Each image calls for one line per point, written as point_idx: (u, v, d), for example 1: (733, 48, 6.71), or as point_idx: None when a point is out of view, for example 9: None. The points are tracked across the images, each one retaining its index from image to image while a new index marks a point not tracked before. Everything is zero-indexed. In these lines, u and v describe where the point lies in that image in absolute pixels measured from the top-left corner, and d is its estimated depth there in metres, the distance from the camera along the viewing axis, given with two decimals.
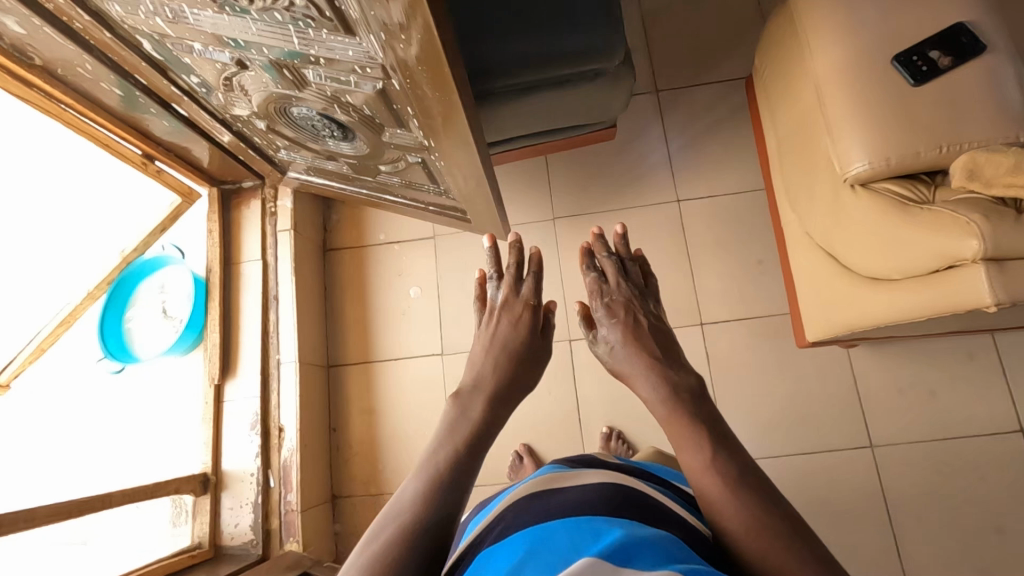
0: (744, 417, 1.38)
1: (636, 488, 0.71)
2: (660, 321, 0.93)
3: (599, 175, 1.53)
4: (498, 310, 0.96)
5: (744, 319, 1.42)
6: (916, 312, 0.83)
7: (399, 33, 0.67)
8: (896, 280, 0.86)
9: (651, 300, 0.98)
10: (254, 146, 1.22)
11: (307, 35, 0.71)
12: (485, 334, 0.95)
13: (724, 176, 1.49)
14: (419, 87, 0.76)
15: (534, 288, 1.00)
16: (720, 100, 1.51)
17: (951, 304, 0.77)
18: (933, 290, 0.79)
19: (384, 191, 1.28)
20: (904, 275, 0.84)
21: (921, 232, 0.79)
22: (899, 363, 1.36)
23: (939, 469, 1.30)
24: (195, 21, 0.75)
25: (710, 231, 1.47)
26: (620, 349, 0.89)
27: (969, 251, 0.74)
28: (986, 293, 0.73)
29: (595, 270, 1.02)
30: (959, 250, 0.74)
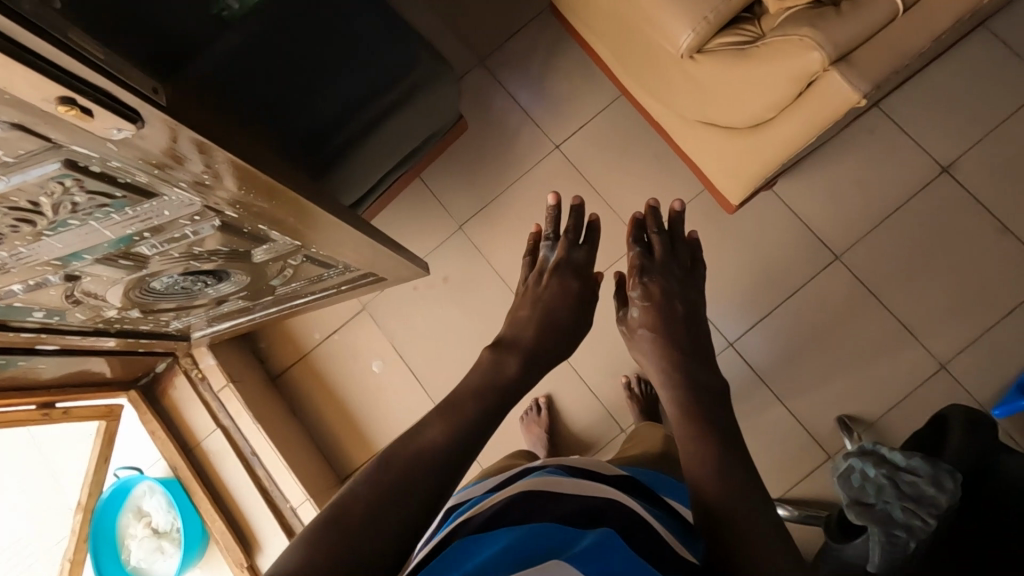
0: (722, 296, 1.40)
1: (609, 492, 0.65)
2: (696, 307, 0.95)
3: (475, 164, 1.51)
4: (551, 270, 0.97)
5: None
6: (805, 136, 0.85)
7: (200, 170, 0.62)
8: (775, 118, 0.88)
9: (692, 288, 0.99)
10: (144, 333, 1.13)
11: (113, 224, 0.65)
12: (533, 290, 0.95)
13: (582, 101, 1.49)
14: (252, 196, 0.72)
15: (590, 256, 1.01)
16: (539, 37, 1.50)
17: (830, 114, 0.80)
18: (808, 112, 0.81)
19: (291, 298, 1.22)
20: (778, 111, 0.86)
21: (768, 66, 0.80)
22: (822, 173, 1.40)
23: (900, 242, 1.36)
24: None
25: (599, 156, 1.47)
26: (654, 330, 0.91)
27: (825, 63, 0.75)
28: (860, 86, 0.75)
29: (642, 243, 1.03)
30: (808, 67, 0.76)
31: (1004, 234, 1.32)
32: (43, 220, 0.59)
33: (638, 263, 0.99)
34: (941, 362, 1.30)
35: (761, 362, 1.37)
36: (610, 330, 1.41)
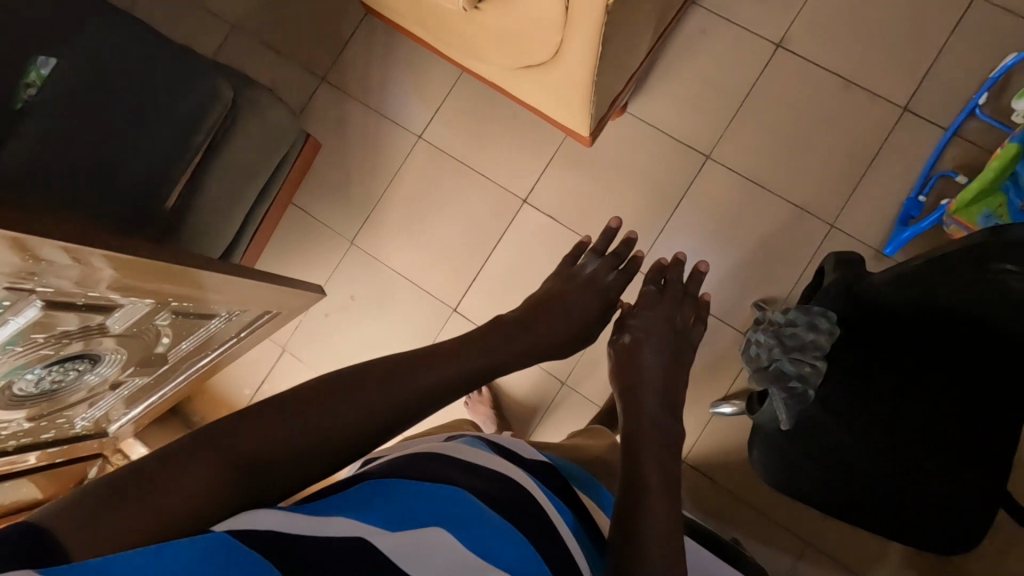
0: (617, 226, 1.42)
1: (516, 472, 0.69)
2: (679, 352, 1.02)
3: (349, 178, 1.51)
4: (581, 274, 1.06)
5: (547, 165, 1.45)
6: (594, 44, 0.85)
7: None
8: (565, 38, 0.88)
9: (685, 338, 1.05)
10: (53, 441, 1.08)
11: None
12: (560, 287, 1.04)
13: (429, 87, 1.50)
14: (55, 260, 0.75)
15: (621, 281, 1.08)
16: (371, 42, 1.53)
17: (596, 15, 0.78)
18: (582, 20, 0.80)
19: (191, 361, 1.21)
20: (563, 32, 0.86)
21: None
22: (669, 82, 1.43)
23: (759, 124, 1.40)
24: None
25: (461, 133, 1.48)
26: (637, 363, 0.97)
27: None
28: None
29: (656, 285, 1.11)
30: None
31: (848, 87, 1.38)
32: None
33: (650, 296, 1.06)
34: (830, 223, 1.35)
35: None
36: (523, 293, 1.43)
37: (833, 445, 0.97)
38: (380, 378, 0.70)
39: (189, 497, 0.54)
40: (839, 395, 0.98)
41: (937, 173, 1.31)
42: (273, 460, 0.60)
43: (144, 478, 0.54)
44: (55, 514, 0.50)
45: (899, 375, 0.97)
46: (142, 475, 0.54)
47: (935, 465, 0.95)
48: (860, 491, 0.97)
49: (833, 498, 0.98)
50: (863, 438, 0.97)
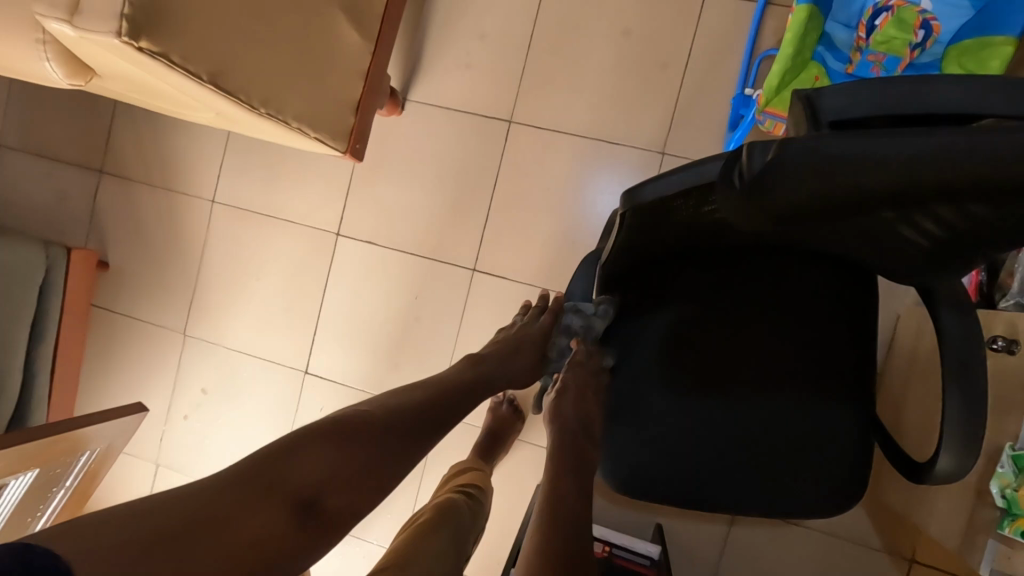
0: (440, 230, 1.26)
1: None
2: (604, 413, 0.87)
3: (160, 269, 1.39)
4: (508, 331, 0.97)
5: (348, 188, 1.29)
6: (196, 87, 0.70)
7: None
8: (175, 87, 0.73)
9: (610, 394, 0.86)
10: None
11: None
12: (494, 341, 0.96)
13: (203, 146, 1.35)
14: None
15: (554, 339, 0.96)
16: (132, 118, 1.38)
17: (149, 60, 0.63)
18: (148, 66, 0.66)
19: (24, 527, 1.13)
20: (160, 82, 0.71)
21: (78, 48, 0.66)
22: (445, 52, 1.25)
23: (556, 66, 1.21)
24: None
25: (251, 184, 1.33)
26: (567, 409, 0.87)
27: (75, 30, 0.60)
28: (110, 13, 0.58)
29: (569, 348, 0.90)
30: (72, 34, 0.61)
31: None
32: None
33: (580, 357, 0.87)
34: (660, 150, 1.17)
35: (511, 267, 1.24)
36: (370, 331, 1.30)
37: (672, 426, 0.82)
38: (360, 436, 0.57)
39: (245, 540, 0.46)
40: (660, 369, 0.83)
41: (760, 54, 1.11)
42: (322, 491, 0.52)
43: (199, 515, 0.46)
44: (81, 553, 0.41)
45: (796, 335, 0.80)
46: (192, 514, 0.46)
47: (791, 409, 0.80)
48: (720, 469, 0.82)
49: (695, 486, 0.82)
50: (700, 408, 0.82)
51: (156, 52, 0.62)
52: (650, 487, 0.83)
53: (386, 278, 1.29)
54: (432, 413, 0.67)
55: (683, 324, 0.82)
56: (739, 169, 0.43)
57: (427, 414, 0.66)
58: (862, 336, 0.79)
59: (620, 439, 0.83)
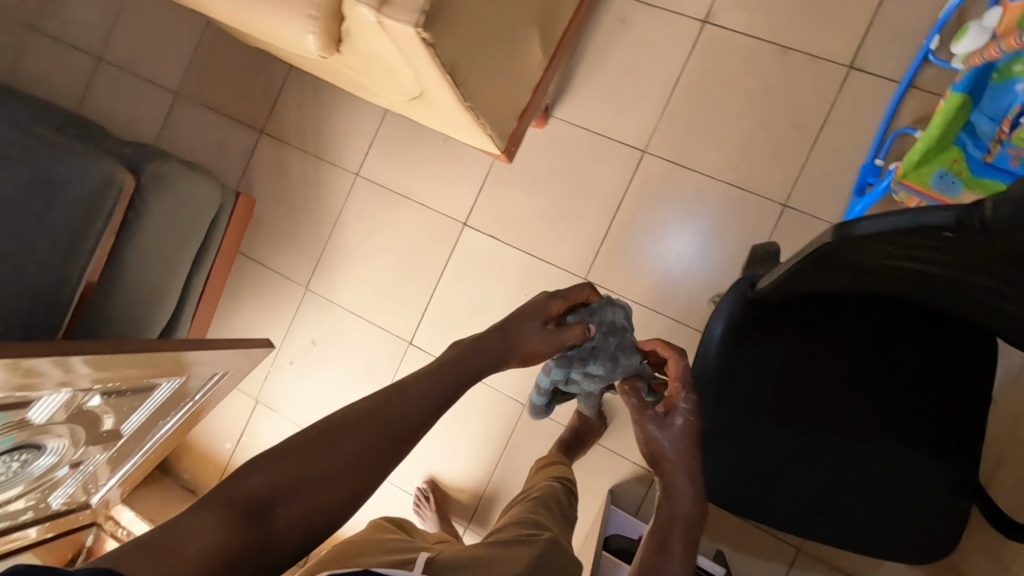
0: (559, 236, 1.37)
1: None
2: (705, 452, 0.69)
3: (297, 226, 1.53)
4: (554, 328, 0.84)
5: (482, 183, 1.41)
6: (440, 78, 0.81)
7: None
8: (417, 74, 0.85)
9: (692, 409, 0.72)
10: (30, 520, 1.19)
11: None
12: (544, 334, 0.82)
13: (358, 125, 1.50)
14: None
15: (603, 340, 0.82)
16: (301, 89, 1.55)
17: (421, 50, 0.75)
18: (415, 55, 0.77)
19: (154, 429, 1.25)
20: (410, 67, 0.83)
21: (359, 31, 0.79)
22: (596, 79, 1.37)
23: (697, 110, 1.31)
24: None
25: (396, 165, 1.47)
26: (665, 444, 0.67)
27: (375, 17, 0.72)
28: (413, 8, 0.70)
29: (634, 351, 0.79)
30: (370, 21, 0.74)
31: (785, 55, 1.27)
32: None
33: (682, 398, 0.68)
34: (782, 202, 1.26)
35: (620, 282, 1.33)
36: (476, 317, 1.40)
37: (764, 451, 0.87)
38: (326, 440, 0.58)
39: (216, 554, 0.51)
40: (777, 395, 0.87)
41: (894, 130, 1.19)
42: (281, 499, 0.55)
43: (175, 528, 0.51)
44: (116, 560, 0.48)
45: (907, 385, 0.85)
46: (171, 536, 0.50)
47: (877, 455, 0.86)
48: (801, 497, 0.87)
49: (782, 508, 0.88)
50: (795, 438, 0.87)
51: (431, 44, 0.73)
52: (737, 500, 0.89)
53: (502, 270, 1.39)
54: (414, 424, 0.61)
55: (803, 355, 0.87)
56: (972, 220, 0.49)
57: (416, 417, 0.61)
58: (972, 397, 0.84)
59: (711, 457, 0.87)
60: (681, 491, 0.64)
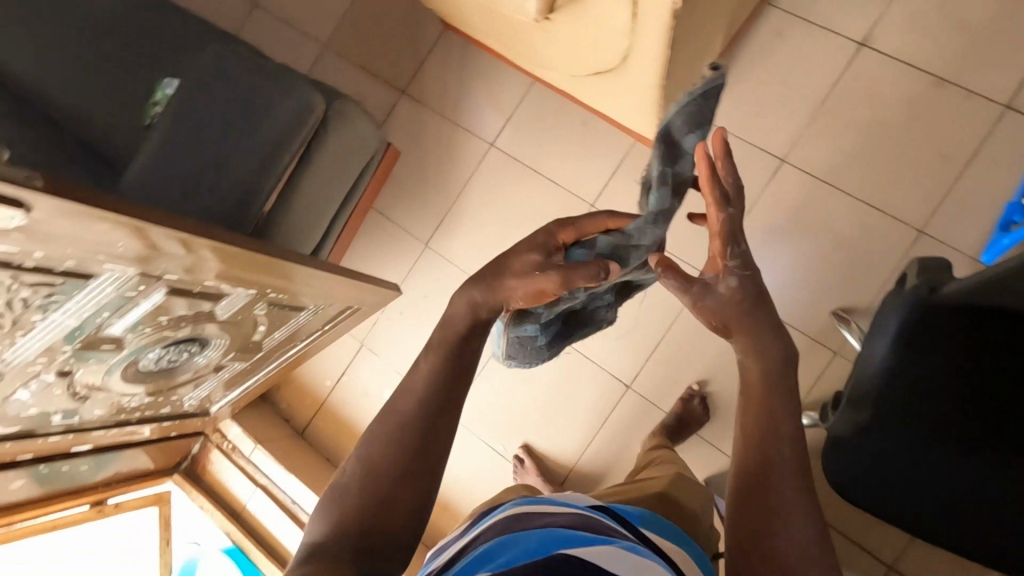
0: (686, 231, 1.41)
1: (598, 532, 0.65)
2: None
3: (425, 185, 1.60)
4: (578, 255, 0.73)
5: (616, 169, 1.46)
6: (661, 49, 0.87)
7: (122, 242, 0.70)
8: (632, 43, 0.91)
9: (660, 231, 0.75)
10: (165, 416, 1.25)
11: (83, 292, 0.74)
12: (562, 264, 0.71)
13: (500, 98, 1.55)
14: (186, 259, 0.80)
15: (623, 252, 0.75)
16: (447, 56, 1.61)
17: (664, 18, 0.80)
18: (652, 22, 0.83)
19: (286, 349, 1.30)
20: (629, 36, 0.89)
21: None
22: (745, 85, 1.40)
23: (842, 128, 1.34)
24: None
25: (532, 140, 1.52)
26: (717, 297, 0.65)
27: None
28: None
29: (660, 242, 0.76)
30: None
31: (941, 87, 1.29)
32: (8, 320, 0.70)
33: (728, 250, 0.65)
34: (919, 228, 1.28)
35: None
36: None
37: (912, 449, 0.83)
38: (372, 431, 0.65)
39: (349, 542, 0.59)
40: (943, 397, 0.82)
41: None
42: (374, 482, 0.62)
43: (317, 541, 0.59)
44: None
45: None
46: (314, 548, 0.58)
47: None
48: (922, 500, 0.84)
49: (908, 510, 0.85)
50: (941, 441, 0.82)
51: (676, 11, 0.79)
52: (862, 492, 0.87)
53: None
54: (434, 384, 0.66)
55: (984, 363, 0.81)
56: None
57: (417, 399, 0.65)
58: None
59: (845, 441, 0.87)
60: (782, 409, 0.61)
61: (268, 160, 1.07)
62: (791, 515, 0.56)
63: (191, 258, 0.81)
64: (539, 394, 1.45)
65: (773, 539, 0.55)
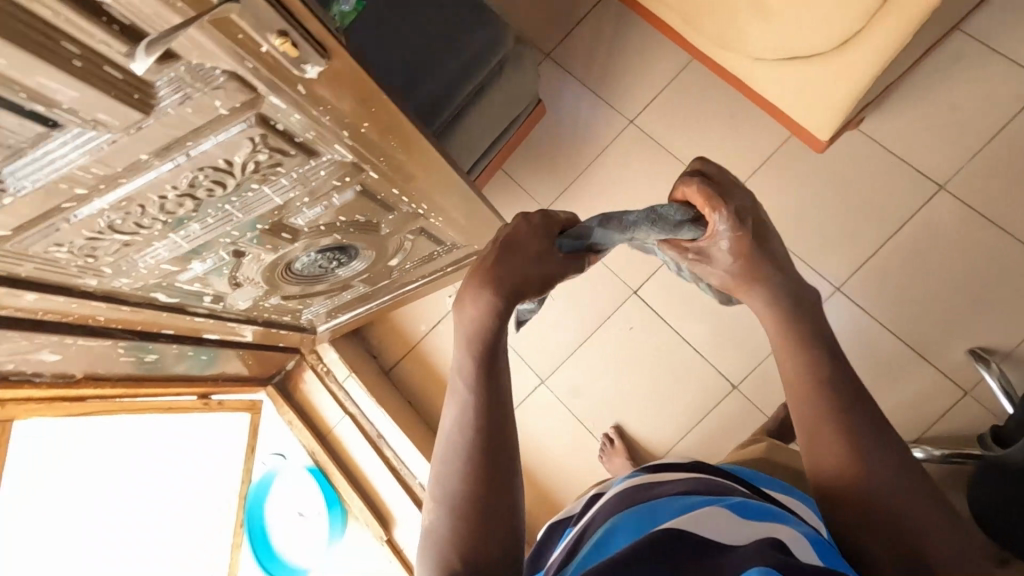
0: (823, 242, 1.37)
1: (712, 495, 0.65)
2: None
3: (554, 150, 1.57)
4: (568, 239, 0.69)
5: (759, 166, 1.42)
6: (891, 43, 0.91)
7: (359, 123, 0.69)
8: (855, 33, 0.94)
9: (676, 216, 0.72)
10: (282, 325, 1.26)
11: (292, 171, 0.73)
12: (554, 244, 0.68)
13: (649, 76, 1.52)
14: (395, 158, 0.79)
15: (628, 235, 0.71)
16: (599, 23, 1.56)
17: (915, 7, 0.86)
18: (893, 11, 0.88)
19: (404, 284, 1.32)
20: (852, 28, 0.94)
21: None
22: (913, 104, 1.35)
23: (1012, 165, 1.28)
24: (188, 196, 0.69)
25: (674, 123, 1.49)
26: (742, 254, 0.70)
27: None
28: None
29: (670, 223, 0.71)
30: None
31: None
32: (232, 181, 0.70)
33: (721, 209, 0.68)
34: None
35: (874, 303, 1.32)
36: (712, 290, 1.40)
37: None
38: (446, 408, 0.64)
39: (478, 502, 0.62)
40: None
41: None
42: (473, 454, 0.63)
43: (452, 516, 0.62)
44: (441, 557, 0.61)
45: None
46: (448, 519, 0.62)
47: None
48: None
49: None
50: None
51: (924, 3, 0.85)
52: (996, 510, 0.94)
53: None
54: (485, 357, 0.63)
55: None
56: None
57: (469, 369, 0.64)
58: None
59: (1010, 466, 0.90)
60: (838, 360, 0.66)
61: (453, 84, 1.02)
62: (875, 473, 0.59)
63: (396, 158, 0.79)
64: (638, 378, 1.43)
65: (858, 492, 0.59)
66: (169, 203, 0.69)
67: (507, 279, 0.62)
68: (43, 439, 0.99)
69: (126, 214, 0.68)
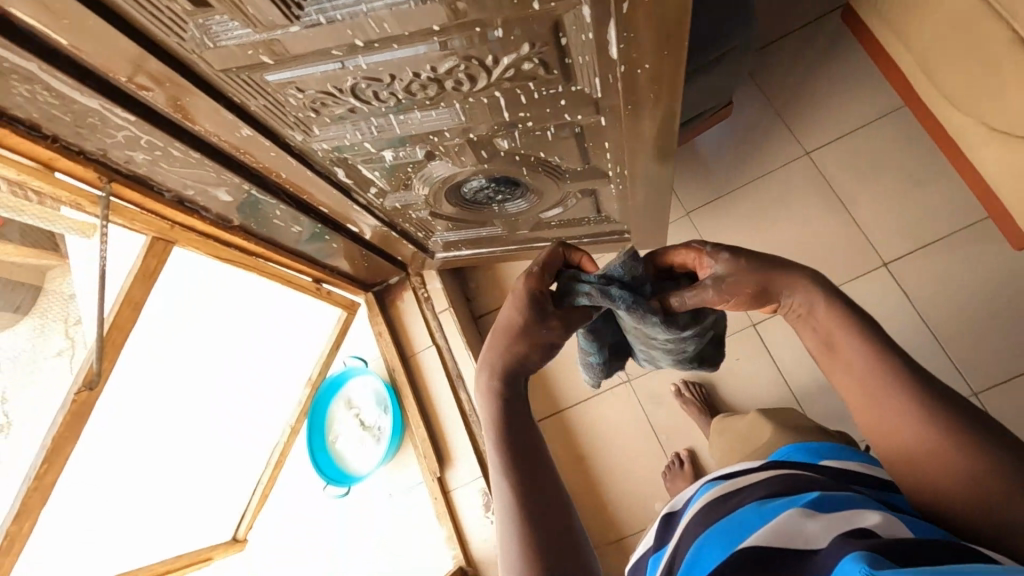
0: (974, 341, 1.26)
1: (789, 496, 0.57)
2: None
3: (714, 157, 1.50)
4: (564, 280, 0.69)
5: (930, 242, 1.32)
6: None
7: (636, 64, 0.65)
8: None
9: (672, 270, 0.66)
10: (412, 240, 1.25)
11: (540, 88, 0.69)
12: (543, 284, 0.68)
13: (842, 113, 1.42)
14: (635, 113, 0.75)
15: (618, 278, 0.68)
16: (805, 45, 1.48)
17: None
18: None
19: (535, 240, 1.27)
20: None
21: None
22: None
23: None
24: (437, 82, 0.67)
25: (854, 169, 1.39)
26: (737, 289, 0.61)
27: None
28: None
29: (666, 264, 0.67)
30: None
31: None
32: (482, 81, 0.67)
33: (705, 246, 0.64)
34: None
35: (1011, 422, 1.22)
36: None
37: None
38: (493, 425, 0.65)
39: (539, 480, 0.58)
40: None
41: None
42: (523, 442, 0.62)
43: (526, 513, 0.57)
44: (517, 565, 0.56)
45: None
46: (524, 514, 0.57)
47: None
48: None
49: None
50: None
51: None
52: None
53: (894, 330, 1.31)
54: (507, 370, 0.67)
55: None
56: None
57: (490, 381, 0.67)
58: None
59: None
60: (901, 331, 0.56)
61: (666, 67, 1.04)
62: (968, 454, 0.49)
63: (633, 112, 0.75)
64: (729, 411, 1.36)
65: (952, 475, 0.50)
66: (417, 84, 0.67)
67: (501, 363, 0.67)
68: (196, 275, 1.01)
69: (374, 81, 0.66)
